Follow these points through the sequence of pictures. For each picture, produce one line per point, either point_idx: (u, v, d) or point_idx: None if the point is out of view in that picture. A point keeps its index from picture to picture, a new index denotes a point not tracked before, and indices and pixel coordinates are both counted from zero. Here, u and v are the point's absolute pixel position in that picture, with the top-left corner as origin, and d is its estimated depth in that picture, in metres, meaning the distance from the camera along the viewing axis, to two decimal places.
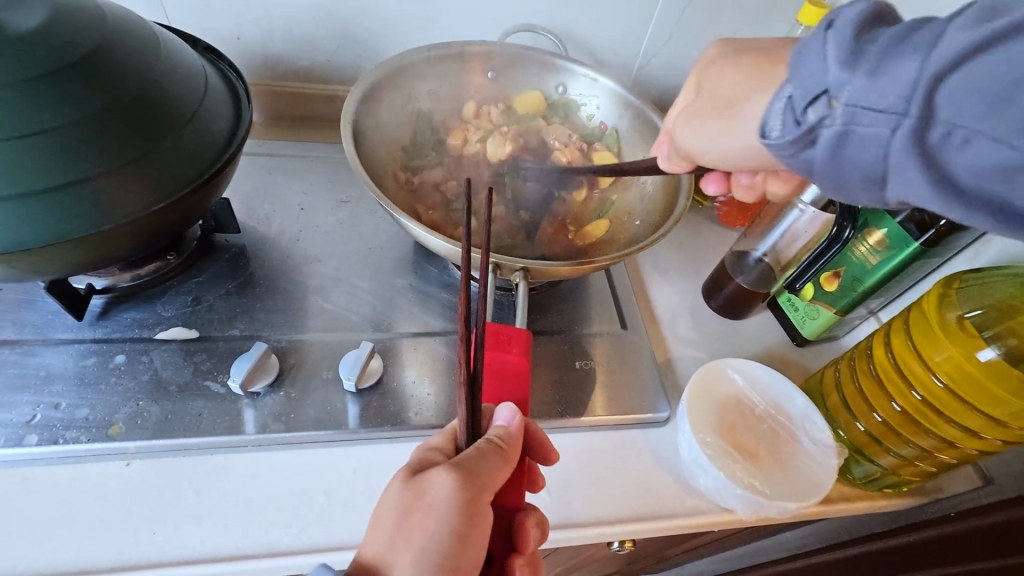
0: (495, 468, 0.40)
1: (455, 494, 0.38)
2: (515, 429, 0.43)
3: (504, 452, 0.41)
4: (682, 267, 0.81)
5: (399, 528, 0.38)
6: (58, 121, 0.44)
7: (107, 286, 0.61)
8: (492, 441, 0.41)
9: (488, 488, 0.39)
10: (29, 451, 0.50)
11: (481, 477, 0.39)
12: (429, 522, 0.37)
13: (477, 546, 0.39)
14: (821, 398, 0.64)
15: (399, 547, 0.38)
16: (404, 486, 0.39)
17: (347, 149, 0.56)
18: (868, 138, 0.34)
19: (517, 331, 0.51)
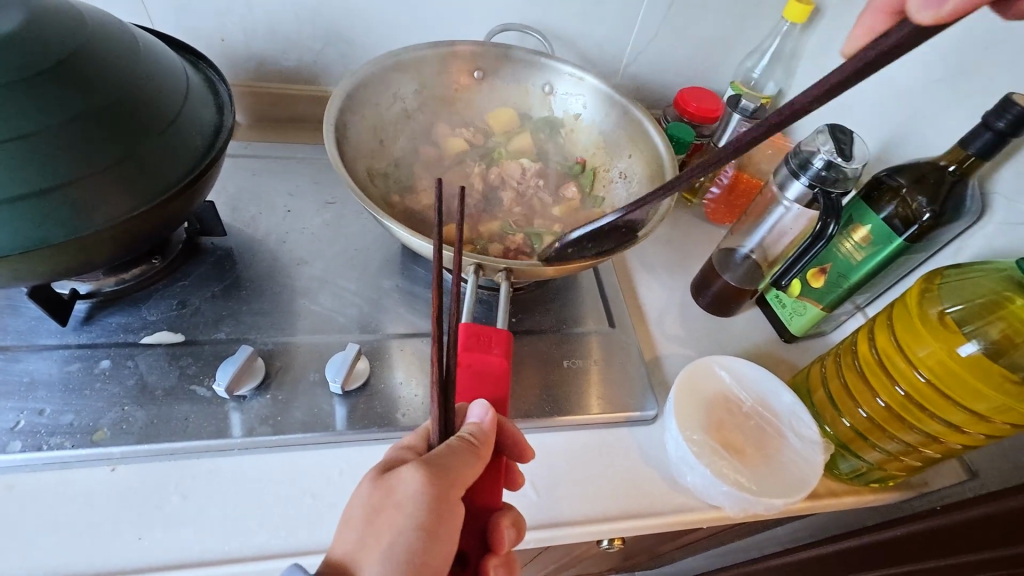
0: (465, 464, 0.40)
1: (424, 491, 0.38)
2: (488, 426, 0.43)
3: (476, 448, 0.41)
4: (670, 264, 0.81)
5: (368, 526, 0.38)
6: (33, 127, 0.44)
7: (91, 291, 0.61)
8: (463, 437, 0.41)
9: (458, 485, 0.39)
10: (13, 457, 0.50)
11: (450, 472, 0.39)
12: (397, 518, 0.38)
13: (448, 542, 0.39)
14: (808, 393, 0.64)
15: (368, 545, 0.38)
16: (374, 484, 0.39)
17: (330, 150, 0.56)
18: None
19: (499, 331, 0.51)
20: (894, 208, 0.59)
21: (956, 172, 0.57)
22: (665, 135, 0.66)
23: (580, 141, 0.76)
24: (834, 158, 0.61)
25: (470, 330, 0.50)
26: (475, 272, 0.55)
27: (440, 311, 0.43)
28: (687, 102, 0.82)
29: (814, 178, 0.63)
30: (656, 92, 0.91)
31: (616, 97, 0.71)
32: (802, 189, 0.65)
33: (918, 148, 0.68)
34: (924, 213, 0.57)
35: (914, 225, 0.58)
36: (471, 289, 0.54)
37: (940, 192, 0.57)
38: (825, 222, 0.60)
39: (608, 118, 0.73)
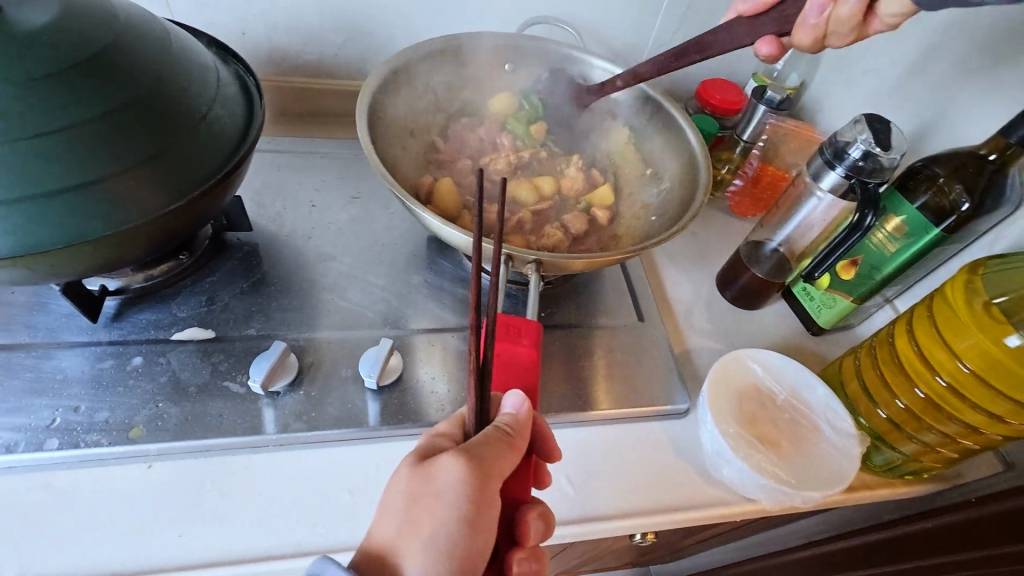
0: (502, 454, 0.39)
1: (463, 481, 0.37)
2: (524, 417, 0.42)
3: (510, 437, 0.40)
4: (695, 257, 0.80)
5: (408, 515, 0.38)
6: (70, 120, 0.43)
7: (120, 287, 0.60)
8: (498, 427, 0.41)
9: (496, 475, 0.39)
10: (50, 455, 0.49)
11: (487, 462, 0.39)
12: (437, 511, 0.37)
13: (487, 534, 0.38)
14: (841, 385, 0.64)
15: (407, 535, 0.38)
16: (411, 476, 0.39)
17: (363, 141, 0.55)
18: None
19: (527, 321, 0.50)
20: (928, 198, 0.59)
21: (996, 161, 0.56)
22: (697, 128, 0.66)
23: (608, 135, 0.75)
24: (871, 149, 0.59)
25: (500, 320, 0.49)
26: (505, 263, 0.54)
27: (479, 301, 0.42)
28: (709, 93, 0.83)
29: (850, 167, 0.61)
30: (677, 84, 0.91)
31: (646, 90, 0.71)
32: (836, 181, 0.64)
33: (950, 139, 0.68)
34: (961, 204, 0.57)
35: (950, 216, 0.58)
36: (501, 280, 0.53)
37: (978, 182, 0.57)
38: (862, 213, 0.58)
39: (637, 113, 0.72)
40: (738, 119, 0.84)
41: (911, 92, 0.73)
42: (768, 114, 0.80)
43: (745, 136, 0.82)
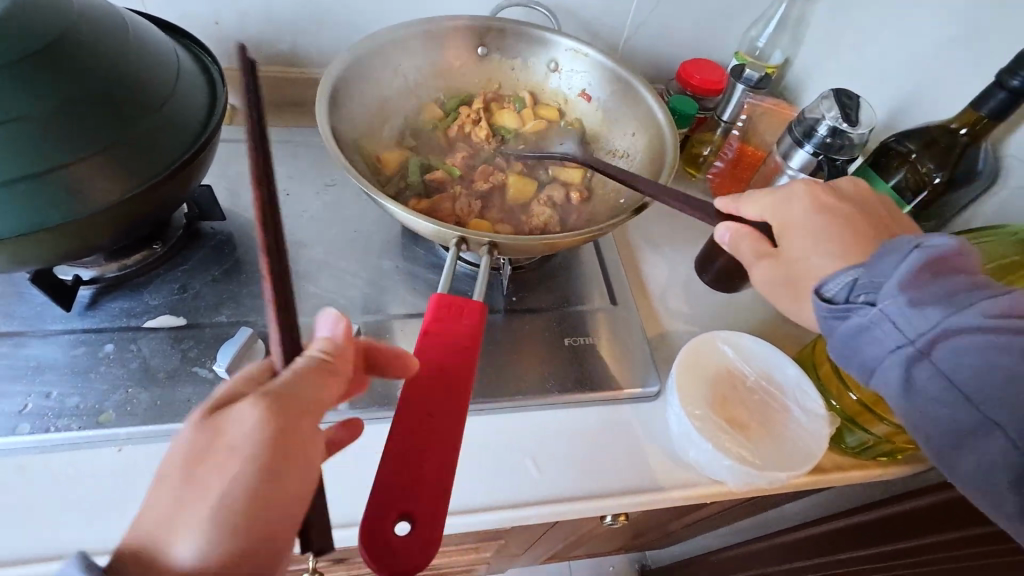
0: (320, 386, 0.37)
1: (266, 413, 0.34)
2: (341, 336, 0.40)
3: (330, 365, 0.38)
4: (674, 241, 0.80)
5: (187, 481, 0.33)
6: (24, 111, 0.44)
7: (94, 277, 0.61)
8: (315, 355, 0.38)
9: (310, 411, 0.36)
10: (22, 439, 0.51)
11: (302, 399, 0.36)
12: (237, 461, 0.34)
13: (290, 480, 0.35)
14: (813, 368, 0.63)
15: (184, 505, 0.33)
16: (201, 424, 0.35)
17: (323, 129, 0.55)
18: (877, 337, 0.39)
19: (472, 302, 0.47)
20: (904, 174, 0.60)
21: (968, 134, 0.55)
22: (666, 108, 0.65)
23: (583, 118, 0.74)
24: (838, 124, 0.58)
25: (442, 299, 0.46)
26: (457, 245, 0.52)
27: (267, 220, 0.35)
28: (690, 74, 0.80)
29: (819, 145, 0.60)
30: (657, 65, 0.89)
31: (619, 72, 0.69)
32: (807, 157, 0.61)
33: (930, 112, 0.67)
34: (936, 176, 0.59)
35: (924, 191, 0.59)
36: (451, 262, 0.50)
37: (951, 156, 0.57)
38: None
39: (611, 96, 0.71)
40: (718, 100, 0.83)
41: (894, 67, 0.71)
42: (746, 93, 0.80)
43: (724, 116, 0.82)
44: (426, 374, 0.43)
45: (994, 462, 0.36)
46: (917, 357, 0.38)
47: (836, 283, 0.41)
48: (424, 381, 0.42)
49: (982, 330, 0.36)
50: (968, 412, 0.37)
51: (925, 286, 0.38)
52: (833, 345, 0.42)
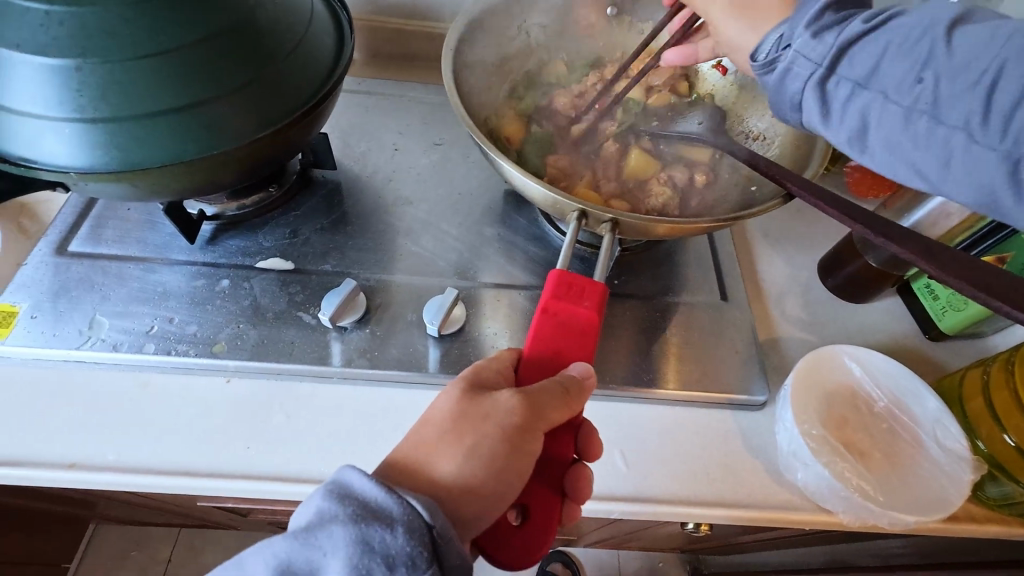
0: (557, 406, 0.38)
1: (514, 418, 0.37)
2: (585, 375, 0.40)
3: (569, 392, 0.39)
4: (797, 239, 0.72)
5: (451, 427, 0.38)
6: (175, 44, 0.45)
7: (216, 213, 0.64)
8: (561, 380, 0.39)
9: (542, 427, 0.38)
10: (147, 358, 0.54)
11: (542, 409, 0.38)
12: (473, 438, 0.37)
13: (510, 479, 0.37)
14: (959, 401, 0.55)
15: (442, 451, 0.38)
16: (466, 396, 0.39)
17: (447, 83, 0.53)
18: (797, 73, 0.46)
19: (593, 282, 0.43)
20: None
21: None
22: None
23: (714, 90, 0.69)
24: None
25: (561, 276, 0.43)
26: (577, 220, 0.49)
27: None
28: None
29: None
30: None
31: None
32: None
33: None
34: None
35: None
36: (569, 239, 0.47)
37: None
38: None
39: (752, 68, 0.65)
40: None
41: None
42: None
43: None
44: (544, 358, 0.42)
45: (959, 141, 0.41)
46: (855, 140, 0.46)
47: (768, 42, 0.48)
48: (544, 368, 0.42)
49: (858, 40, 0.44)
50: (912, 176, 0.45)
51: (862, 51, 0.44)
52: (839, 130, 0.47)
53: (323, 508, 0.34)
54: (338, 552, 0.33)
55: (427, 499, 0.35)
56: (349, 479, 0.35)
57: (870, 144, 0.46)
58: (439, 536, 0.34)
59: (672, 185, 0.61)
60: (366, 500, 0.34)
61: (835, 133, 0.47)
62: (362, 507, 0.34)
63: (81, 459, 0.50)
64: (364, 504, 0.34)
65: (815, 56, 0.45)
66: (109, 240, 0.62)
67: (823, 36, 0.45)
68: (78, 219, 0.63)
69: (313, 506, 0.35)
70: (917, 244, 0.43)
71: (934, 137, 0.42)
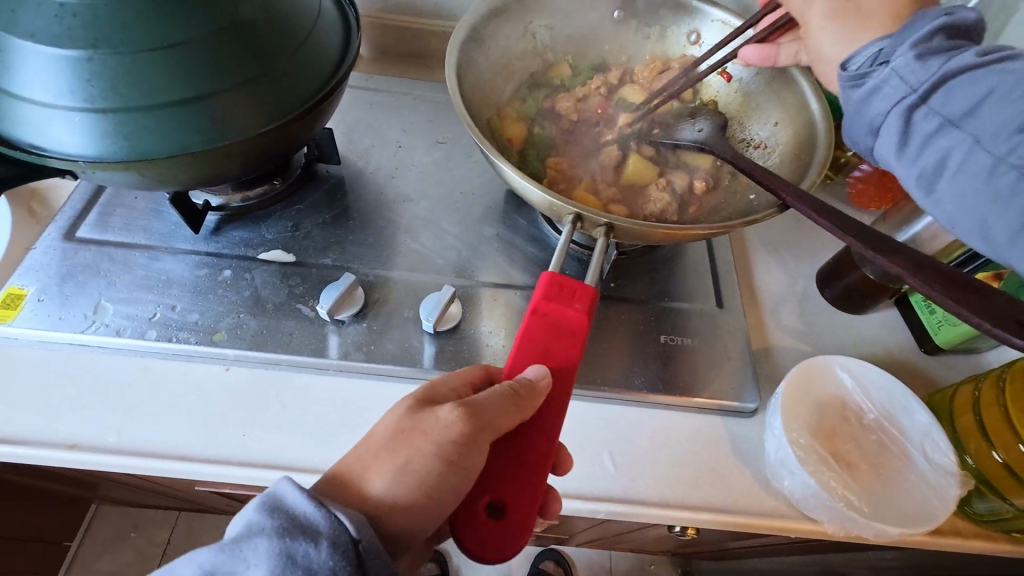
0: (503, 414, 0.39)
1: (454, 431, 0.38)
2: (540, 383, 0.40)
3: (517, 398, 0.39)
4: (796, 248, 0.72)
5: (391, 442, 0.39)
6: (184, 37, 0.46)
7: (221, 204, 0.66)
8: (508, 387, 0.40)
9: (487, 435, 0.39)
10: (149, 343, 0.56)
11: (486, 417, 0.39)
12: (411, 451, 0.38)
13: (449, 490, 0.38)
14: (949, 416, 0.55)
15: (379, 464, 0.38)
16: (409, 413, 0.40)
17: (450, 82, 0.53)
18: (886, 94, 0.45)
19: (584, 285, 0.44)
20: None
21: None
22: (824, 100, 0.59)
23: (717, 97, 0.69)
24: None
25: (552, 278, 0.43)
26: (572, 224, 0.49)
27: None
28: None
29: None
30: None
31: None
32: None
33: None
34: None
35: None
36: (564, 241, 0.48)
37: None
38: None
39: (756, 76, 0.65)
40: None
41: None
42: None
43: None
44: (532, 358, 0.42)
45: (1009, 187, 0.42)
46: (922, 179, 0.46)
47: (864, 55, 0.46)
48: (531, 368, 0.42)
49: (952, 76, 0.43)
50: (969, 223, 0.45)
51: (964, 89, 0.43)
52: (894, 157, 0.47)
53: (253, 521, 0.35)
54: (262, 564, 0.33)
55: (356, 515, 0.35)
56: (281, 491, 0.36)
57: (939, 186, 0.45)
58: (365, 551, 0.34)
59: (672, 191, 0.61)
60: (296, 513, 0.35)
61: (905, 168, 0.47)
62: (291, 518, 0.35)
63: (81, 441, 0.51)
64: (292, 516, 0.35)
65: (913, 81, 0.44)
66: (116, 228, 0.63)
67: (929, 61, 0.44)
68: (87, 206, 0.65)
69: (243, 518, 0.35)
70: (906, 257, 0.43)
71: (993, 183, 0.43)
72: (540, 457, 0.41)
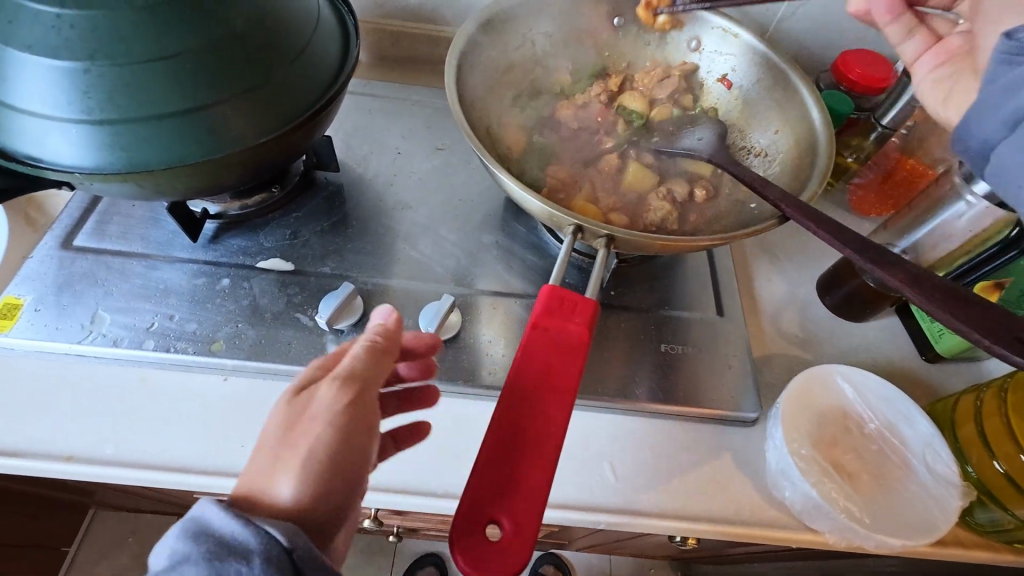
0: (376, 365, 0.40)
1: (339, 402, 0.37)
2: (393, 324, 0.42)
3: (382, 346, 0.40)
4: (797, 255, 0.72)
5: (281, 445, 0.36)
6: (180, 47, 0.46)
7: (219, 212, 0.65)
8: (369, 339, 0.40)
9: (371, 389, 0.39)
10: (146, 354, 0.55)
11: (366, 375, 0.39)
12: (307, 441, 0.36)
13: (359, 457, 0.37)
14: (951, 426, 0.55)
15: (278, 472, 0.35)
16: (288, 404, 0.38)
17: (449, 91, 0.53)
18: None
19: (584, 298, 0.44)
20: None
21: None
22: (825, 109, 0.58)
23: (717, 104, 0.69)
24: None
25: (553, 292, 0.43)
26: (572, 234, 0.49)
27: None
28: (849, 67, 0.70)
29: None
30: (811, 53, 0.79)
31: (772, 57, 0.63)
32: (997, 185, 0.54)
33: None
34: None
35: None
36: (563, 252, 0.48)
37: None
38: None
39: (757, 83, 0.65)
40: (880, 100, 0.71)
41: None
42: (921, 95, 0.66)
43: (885, 121, 0.69)
44: (535, 372, 0.41)
45: None
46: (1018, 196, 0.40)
47: None
48: (533, 382, 0.40)
49: None
50: None
51: None
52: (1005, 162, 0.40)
53: (183, 545, 0.32)
54: None
55: (285, 523, 0.33)
56: (206, 510, 0.33)
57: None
58: (300, 559, 0.32)
59: (672, 199, 0.61)
60: (223, 536, 0.32)
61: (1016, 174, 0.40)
62: (218, 538, 0.32)
63: (78, 452, 0.51)
64: (219, 537, 0.32)
65: None
66: (113, 236, 0.63)
67: None
68: (84, 214, 0.64)
69: (173, 544, 0.33)
70: (906, 271, 0.43)
71: None
72: (541, 474, 0.38)
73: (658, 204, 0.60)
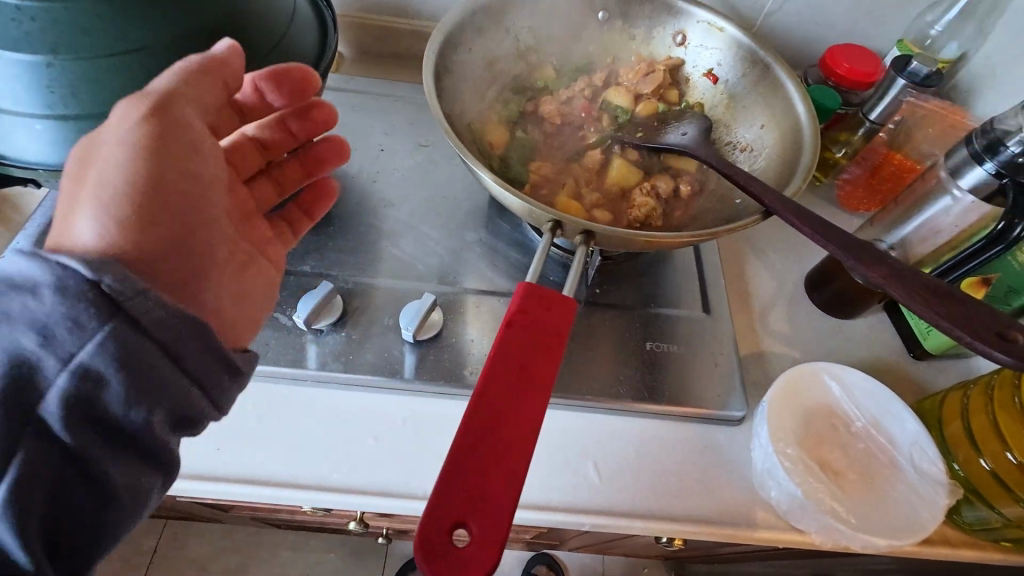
0: (197, 91, 0.41)
1: (140, 134, 0.38)
2: (223, 52, 0.42)
3: (205, 69, 0.41)
4: (785, 252, 0.71)
5: (75, 186, 0.38)
6: (148, 40, 0.44)
7: None
8: (194, 61, 0.41)
9: (179, 112, 0.40)
10: None
11: (179, 97, 0.40)
12: (99, 178, 0.38)
13: (163, 223, 0.39)
14: (938, 424, 0.55)
15: (80, 205, 0.37)
16: (84, 140, 0.39)
17: (426, 84, 0.52)
18: None
19: (562, 297, 0.44)
20: None
21: None
22: (811, 102, 0.58)
23: (702, 99, 0.68)
24: None
25: (530, 290, 0.43)
26: (551, 231, 0.48)
27: None
28: (837, 61, 0.69)
29: (1006, 163, 0.51)
30: (799, 47, 0.79)
31: (758, 52, 0.63)
32: (984, 179, 0.54)
33: None
34: None
35: None
36: (542, 248, 0.47)
37: None
38: (1010, 222, 0.49)
39: (742, 78, 0.64)
40: (868, 95, 0.70)
41: None
42: (907, 90, 0.66)
43: (871, 116, 0.69)
44: (510, 371, 0.40)
45: None
46: None
47: None
48: (507, 380, 0.40)
49: None
50: None
51: None
52: None
53: None
54: None
55: (83, 258, 0.33)
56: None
57: None
58: (108, 290, 0.33)
59: (657, 195, 0.60)
60: (8, 275, 0.32)
61: None
62: (11, 279, 0.32)
63: None
64: (10, 281, 0.32)
65: None
66: None
67: None
68: None
69: None
70: (889, 267, 0.43)
71: None
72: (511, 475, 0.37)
73: (643, 200, 0.59)
